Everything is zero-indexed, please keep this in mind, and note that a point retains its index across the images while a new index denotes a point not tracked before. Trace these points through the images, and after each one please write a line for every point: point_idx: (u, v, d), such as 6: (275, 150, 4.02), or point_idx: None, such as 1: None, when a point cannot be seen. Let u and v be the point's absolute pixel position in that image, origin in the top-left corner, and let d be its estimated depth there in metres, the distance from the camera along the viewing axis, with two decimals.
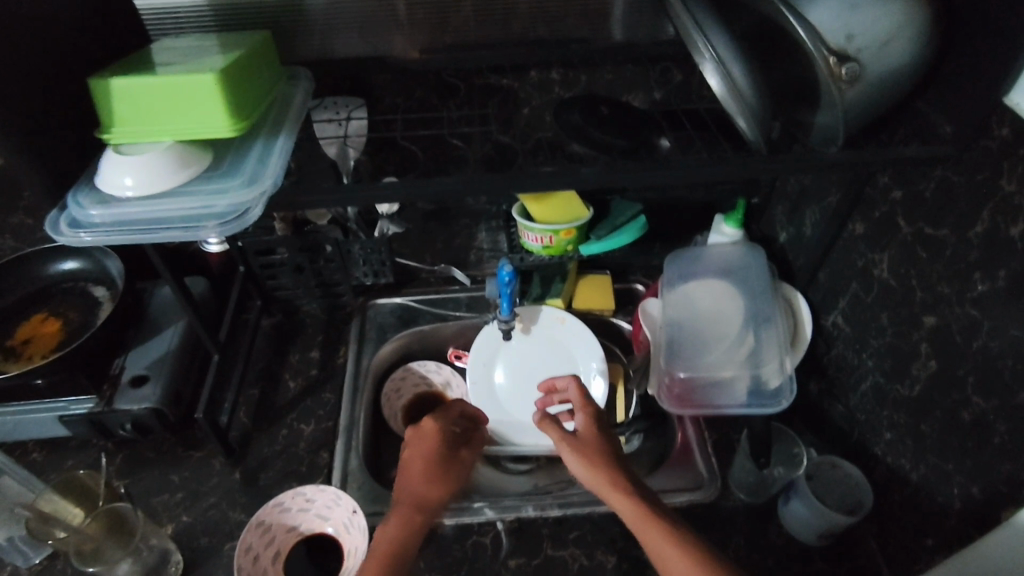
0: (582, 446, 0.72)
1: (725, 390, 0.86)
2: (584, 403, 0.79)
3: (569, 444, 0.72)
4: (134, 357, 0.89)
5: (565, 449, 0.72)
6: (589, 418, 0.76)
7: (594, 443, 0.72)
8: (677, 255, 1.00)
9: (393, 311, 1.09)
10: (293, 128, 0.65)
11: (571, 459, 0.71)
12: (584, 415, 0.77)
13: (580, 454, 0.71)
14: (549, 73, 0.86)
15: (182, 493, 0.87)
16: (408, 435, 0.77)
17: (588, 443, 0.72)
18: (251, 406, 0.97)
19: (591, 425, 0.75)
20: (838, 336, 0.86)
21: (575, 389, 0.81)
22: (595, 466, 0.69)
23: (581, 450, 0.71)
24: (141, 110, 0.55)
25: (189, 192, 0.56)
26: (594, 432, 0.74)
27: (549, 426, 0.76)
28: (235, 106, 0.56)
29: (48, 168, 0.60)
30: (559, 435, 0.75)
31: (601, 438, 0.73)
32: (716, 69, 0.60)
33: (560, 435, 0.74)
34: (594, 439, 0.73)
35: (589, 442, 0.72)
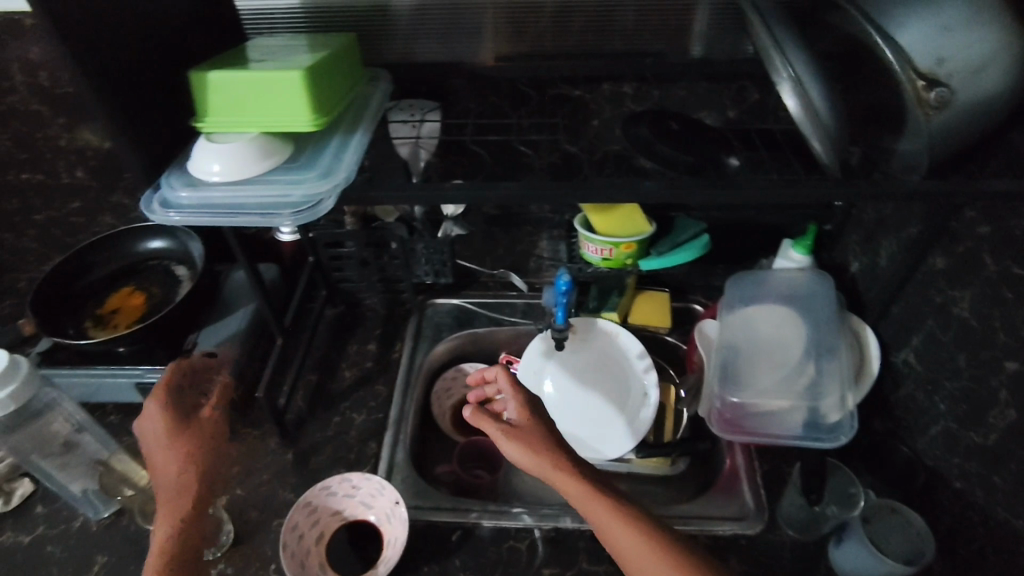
0: (521, 435, 0.67)
1: (780, 418, 0.83)
2: (515, 389, 0.72)
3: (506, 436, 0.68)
4: (207, 334, 0.96)
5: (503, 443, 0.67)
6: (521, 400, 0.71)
7: (534, 430, 0.69)
8: (741, 277, 0.97)
9: (450, 311, 1.11)
10: (369, 127, 0.68)
11: (511, 450, 0.67)
12: (517, 402, 0.71)
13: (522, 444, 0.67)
14: (621, 85, 0.86)
15: (238, 468, 0.91)
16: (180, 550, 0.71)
17: (526, 431, 0.68)
18: (309, 391, 1.01)
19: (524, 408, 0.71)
20: (908, 375, 0.82)
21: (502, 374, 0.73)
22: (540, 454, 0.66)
23: (524, 441, 0.67)
24: (230, 101, 0.58)
25: (268, 180, 0.60)
26: (532, 422, 0.69)
27: (485, 419, 0.70)
28: (318, 102, 0.59)
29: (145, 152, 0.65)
30: (499, 428, 0.69)
31: (538, 422, 0.70)
32: (791, 90, 0.58)
33: (498, 429, 0.69)
34: (533, 425, 0.69)
35: (528, 430, 0.68)
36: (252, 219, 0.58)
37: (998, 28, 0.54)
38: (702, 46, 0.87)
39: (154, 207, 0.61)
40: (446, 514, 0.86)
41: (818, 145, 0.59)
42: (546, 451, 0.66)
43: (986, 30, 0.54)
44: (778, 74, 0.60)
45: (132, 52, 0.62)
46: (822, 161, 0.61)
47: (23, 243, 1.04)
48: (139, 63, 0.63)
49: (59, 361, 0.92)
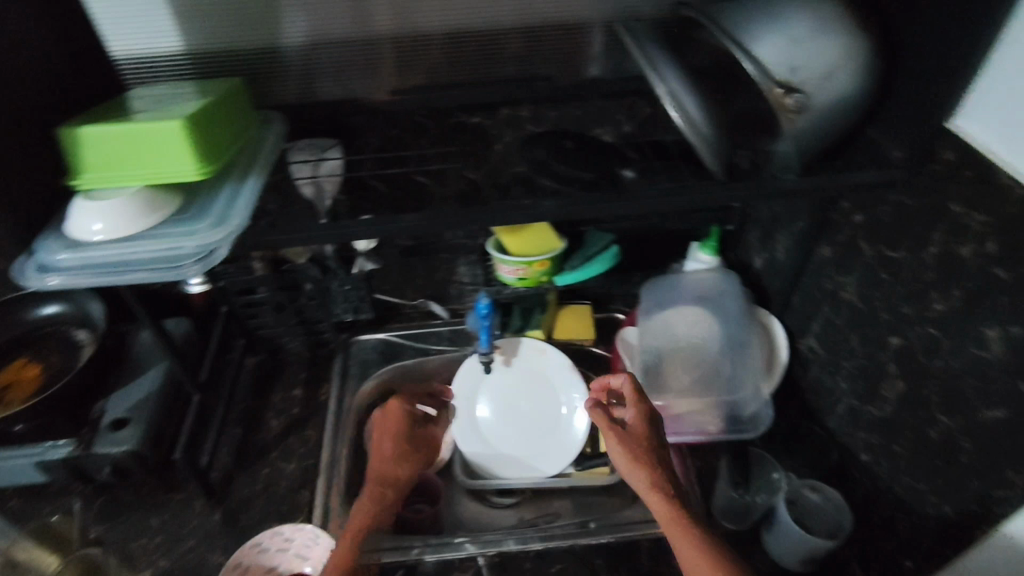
0: (631, 441, 0.73)
1: (706, 415, 0.88)
2: (638, 397, 0.77)
3: (617, 438, 0.73)
4: (115, 399, 0.89)
5: (615, 443, 0.73)
6: (641, 413, 0.76)
7: (642, 441, 0.73)
8: (653, 282, 1.01)
9: (376, 347, 1.10)
10: (262, 171, 0.66)
11: (618, 454, 0.73)
12: (636, 410, 0.76)
13: (626, 448, 0.73)
14: (518, 109, 0.89)
15: (161, 537, 0.86)
16: (365, 496, 0.78)
17: (637, 439, 0.74)
18: (233, 446, 0.97)
19: (643, 416, 0.76)
20: (813, 359, 0.87)
21: (628, 384, 0.77)
22: (638, 463, 0.71)
23: (628, 446, 0.73)
24: (108, 156, 0.56)
25: (157, 235, 0.58)
26: (644, 434, 0.74)
27: (600, 415, 0.76)
28: (203, 151, 0.58)
29: (19, 215, 0.62)
30: (609, 427, 0.75)
31: (650, 437, 0.74)
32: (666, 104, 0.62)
33: (610, 428, 0.74)
34: (643, 435, 0.74)
35: (637, 439, 0.74)
36: (142, 276, 0.55)
37: (839, 36, 0.59)
38: (593, 66, 0.90)
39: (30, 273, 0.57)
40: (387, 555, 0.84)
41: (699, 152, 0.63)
42: (641, 454, 0.72)
43: (830, 39, 0.59)
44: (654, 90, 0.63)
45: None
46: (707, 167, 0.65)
47: None
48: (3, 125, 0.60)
49: None
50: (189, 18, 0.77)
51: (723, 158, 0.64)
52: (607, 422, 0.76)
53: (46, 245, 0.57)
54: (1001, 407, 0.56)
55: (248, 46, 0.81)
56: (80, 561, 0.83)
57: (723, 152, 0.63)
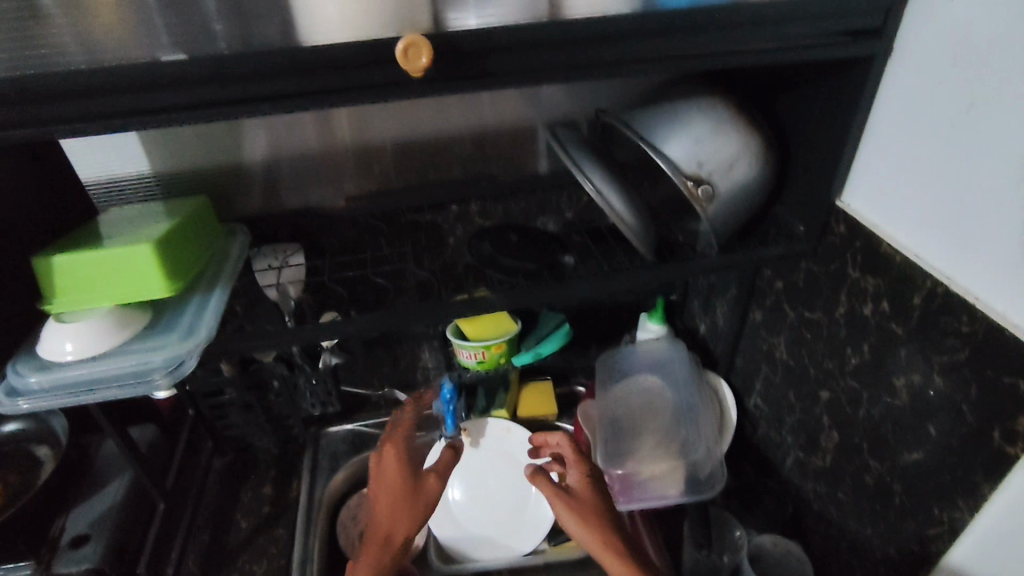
0: (577, 503, 0.75)
1: (666, 479, 0.89)
2: (577, 458, 0.82)
3: (564, 502, 0.75)
4: (75, 518, 0.89)
5: (560, 505, 0.75)
6: (581, 471, 0.80)
7: (589, 501, 0.75)
8: (609, 355, 1.07)
9: (345, 438, 1.11)
10: (229, 281, 0.71)
11: (566, 516, 0.74)
12: (578, 472, 0.80)
13: (575, 512, 0.74)
14: (469, 205, 0.96)
15: None
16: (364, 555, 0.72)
17: (583, 504, 0.75)
18: (202, 554, 0.96)
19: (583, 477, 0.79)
20: (760, 416, 0.92)
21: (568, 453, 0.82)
22: (591, 527, 0.72)
23: (575, 507, 0.75)
24: (80, 280, 0.60)
25: (128, 351, 0.61)
26: (589, 494, 0.76)
27: (542, 479, 0.79)
28: (170, 269, 0.62)
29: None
30: (554, 490, 0.77)
31: (594, 493, 0.77)
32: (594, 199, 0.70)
33: (553, 489, 0.77)
34: (590, 497, 0.76)
35: (583, 500, 0.76)
36: (114, 391, 0.58)
37: (736, 134, 0.68)
38: (536, 161, 0.98)
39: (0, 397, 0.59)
40: None
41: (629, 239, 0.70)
42: (592, 518, 0.73)
43: (728, 137, 0.68)
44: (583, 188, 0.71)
45: None
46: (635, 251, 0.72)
47: None
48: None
49: None
50: (156, 142, 0.83)
51: (650, 243, 0.71)
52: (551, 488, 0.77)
53: (19, 370, 0.60)
54: (918, 450, 0.62)
55: (213, 165, 0.87)
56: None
57: (649, 238, 0.71)
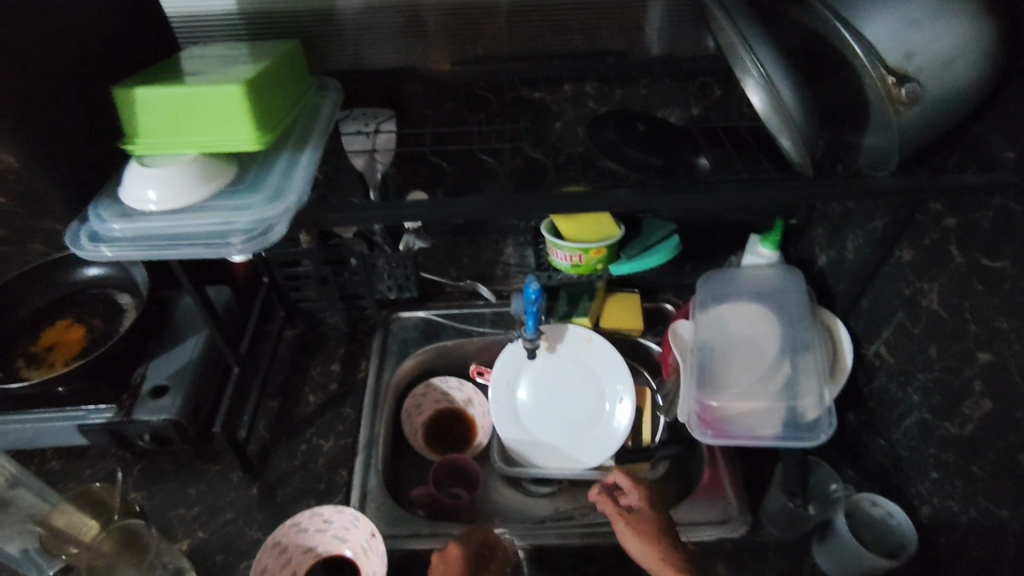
0: (641, 525, 0.71)
1: (760, 418, 0.81)
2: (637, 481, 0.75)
3: (628, 522, 0.71)
4: (155, 366, 0.90)
5: (625, 527, 0.71)
6: (642, 492, 0.74)
7: (651, 519, 0.71)
8: (712, 275, 0.98)
9: (417, 325, 1.07)
10: (321, 142, 0.63)
11: (628, 537, 0.71)
12: (638, 493, 0.74)
13: (639, 533, 0.70)
14: (583, 86, 0.85)
15: (198, 508, 0.86)
16: None
17: (646, 522, 0.71)
18: (270, 420, 0.96)
19: (645, 497, 0.74)
20: (881, 366, 0.82)
21: (624, 476, 0.76)
22: (654, 546, 0.68)
23: (641, 530, 0.70)
24: (164, 120, 0.53)
25: (212, 206, 0.55)
26: (652, 513, 0.72)
27: (607, 501, 0.75)
28: (261, 119, 0.55)
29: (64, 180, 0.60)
30: (617, 511, 0.73)
31: (658, 514, 0.72)
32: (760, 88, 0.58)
33: (617, 511, 0.73)
34: (651, 516, 0.72)
35: (645, 518, 0.72)
36: (195, 252, 0.52)
37: (964, 19, 0.54)
38: (660, 42, 0.84)
39: (81, 242, 0.54)
40: (426, 541, 0.83)
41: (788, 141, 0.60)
42: (658, 539, 0.69)
43: (953, 23, 0.54)
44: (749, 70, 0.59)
45: (44, 83, 0.58)
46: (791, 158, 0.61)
47: None
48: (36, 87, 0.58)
49: None
50: None
51: (812, 149, 0.60)
52: (614, 507, 0.74)
53: (100, 214, 0.54)
54: None
55: (302, 8, 0.77)
56: (120, 533, 0.76)
57: (812, 144, 0.60)
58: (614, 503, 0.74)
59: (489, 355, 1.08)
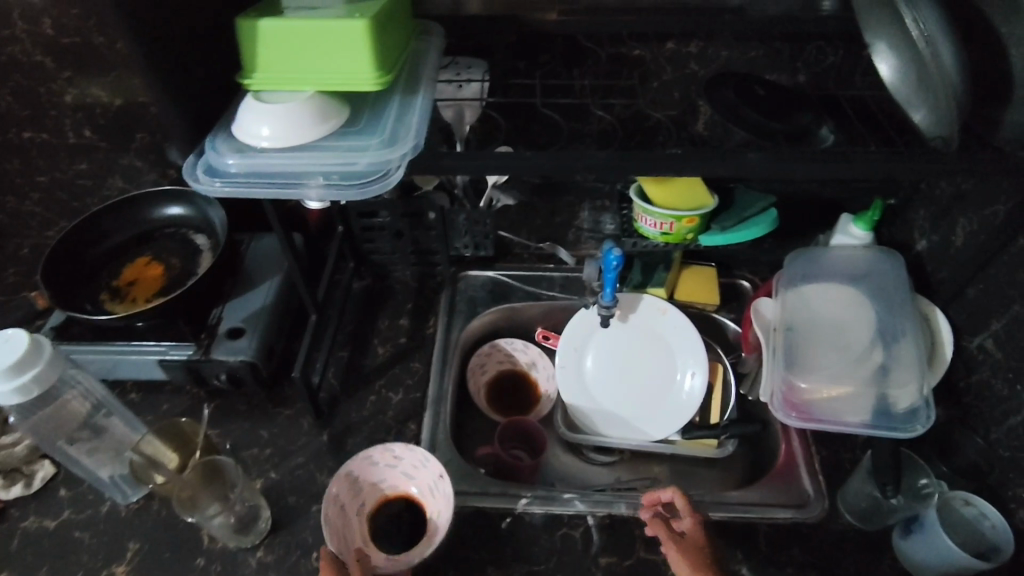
0: (689, 552, 0.67)
1: (848, 404, 0.78)
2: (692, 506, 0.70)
3: (675, 545, 0.68)
4: (231, 308, 0.92)
5: (672, 550, 0.68)
6: (695, 519, 0.69)
7: (701, 547, 0.67)
8: (801, 252, 0.93)
9: (485, 284, 1.05)
10: (431, 89, 0.61)
11: (673, 559, 0.67)
12: (692, 521, 0.69)
13: (685, 559, 0.66)
14: (688, 45, 0.80)
15: (271, 450, 0.87)
16: None
17: (694, 550, 0.67)
18: (340, 368, 0.96)
19: (698, 523, 0.69)
20: (985, 361, 0.77)
21: (679, 497, 0.71)
22: (700, 574, 0.65)
23: (689, 556, 0.67)
24: (285, 55, 0.52)
25: (329, 145, 0.53)
26: (701, 540, 0.68)
27: (656, 524, 0.71)
28: (383, 59, 0.53)
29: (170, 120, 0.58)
30: (665, 532, 0.70)
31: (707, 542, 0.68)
32: (907, 48, 0.59)
33: (664, 533, 0.69)
34: (701, 542, 0.68)
35: (695, 545, 0.68)
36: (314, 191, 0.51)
37: None
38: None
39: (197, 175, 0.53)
40: (496, 501, 0.83)
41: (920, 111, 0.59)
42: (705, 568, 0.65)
43: None
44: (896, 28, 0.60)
45: None
46: (927, 134, 0.59)
47: (25, 208, 1.01)
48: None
49: (74, 336, 0.88)
50: None
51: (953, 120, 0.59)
52: (663, 529, 0.70)
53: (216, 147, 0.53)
54: None
55: None
56: (204, 468, 0.77)
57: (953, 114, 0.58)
58: (664, 525, 0.71)
59: (556, 319, 1.06)
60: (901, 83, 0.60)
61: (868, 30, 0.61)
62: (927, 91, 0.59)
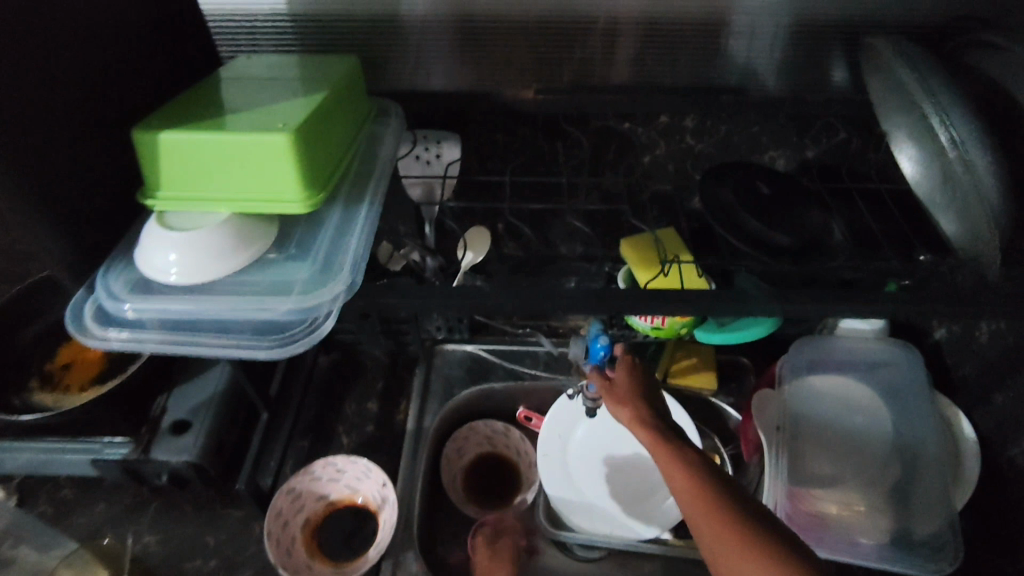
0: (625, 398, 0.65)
1: (864, 529, 0.70)
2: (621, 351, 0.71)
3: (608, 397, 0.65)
4: (176, 399, 0.80)
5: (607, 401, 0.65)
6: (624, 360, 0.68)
7: (635, 392, 0.65)
8: (808, 337, 0.82)
9: (462, 361, 0.97)
10: (373, 201, 0.55)
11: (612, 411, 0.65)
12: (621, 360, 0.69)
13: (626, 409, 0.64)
14: (683, 120, 0.72)
15: (216, 561, 0.78)
16: None
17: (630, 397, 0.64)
18: (299, 462, 0.87)
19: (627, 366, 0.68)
20: (1016, 480, 0.69)
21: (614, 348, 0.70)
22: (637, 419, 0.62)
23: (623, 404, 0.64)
24: (193, 171, 0.46)
25: (246, 284, 0.49)
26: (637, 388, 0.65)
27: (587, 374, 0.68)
28: (314, 177, 0.47)
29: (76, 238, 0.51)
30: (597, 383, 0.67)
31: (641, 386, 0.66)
32: (933, 148, 0.52)
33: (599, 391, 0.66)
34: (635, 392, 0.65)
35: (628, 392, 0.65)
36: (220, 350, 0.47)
37: None
38: (773, 74, 0.70)
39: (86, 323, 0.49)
40: None
41: (944, 219, 0.51)
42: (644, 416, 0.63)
43: None
44: (921, 122, 0.53)
45: None
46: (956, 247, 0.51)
47: None
48: (43, 116, 0.46)
49: None
50: None
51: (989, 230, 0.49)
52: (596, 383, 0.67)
53: (110, 291, 0.49)
54: None
55: (362, 16, 0.67)
56: None
57: (982, 224, 0.49)
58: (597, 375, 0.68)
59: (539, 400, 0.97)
60: (923, 185, 0.53)
61: (886, 116, 0.56)
62: (956, 196, 0.51)
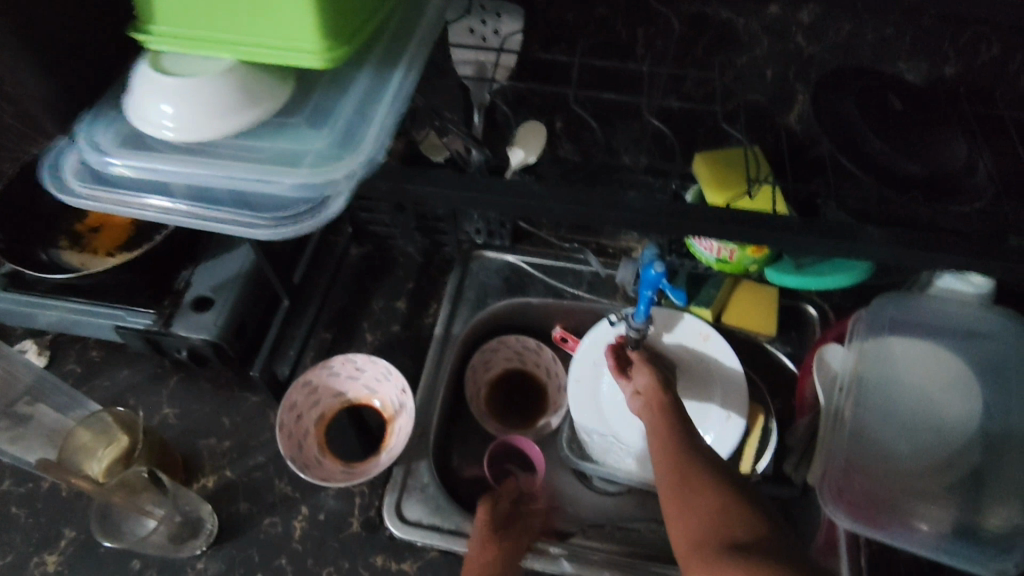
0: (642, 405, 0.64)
1: (922, 515, 0.62)
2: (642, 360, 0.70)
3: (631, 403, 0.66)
4: (201, 272, 0.76)
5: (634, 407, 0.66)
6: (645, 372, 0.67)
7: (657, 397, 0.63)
8: (891, 295, 0.72)
9: (501, 270, 0.90)
10: (408, 68, 0.47)
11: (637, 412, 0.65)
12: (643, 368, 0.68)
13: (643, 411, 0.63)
14: (799, 11, 0.59)
15: (230, 442, 0.77)
16: None
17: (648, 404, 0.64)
18: (320, 354, 0.84)
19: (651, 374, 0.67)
20: None
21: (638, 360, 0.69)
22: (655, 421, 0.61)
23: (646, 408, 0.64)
24: (192, 5, 0.39)
25: (247, 149, 0.44)
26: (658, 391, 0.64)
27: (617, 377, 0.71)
28: (336, 22, 0.39)
29: None
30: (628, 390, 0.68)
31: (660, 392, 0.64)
32: None
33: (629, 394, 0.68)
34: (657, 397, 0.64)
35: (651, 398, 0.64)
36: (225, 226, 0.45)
37: None
38: None
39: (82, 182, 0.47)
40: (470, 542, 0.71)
41: None
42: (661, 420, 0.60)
43: None
44: None
45: None
46: None
47: None
48: None
49: (25, 285, 0.77)
50: None
51: None
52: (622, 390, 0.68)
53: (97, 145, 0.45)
54: None
55: None
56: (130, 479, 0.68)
57: None
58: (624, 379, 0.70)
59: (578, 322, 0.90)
60: None
61: None
62: None
